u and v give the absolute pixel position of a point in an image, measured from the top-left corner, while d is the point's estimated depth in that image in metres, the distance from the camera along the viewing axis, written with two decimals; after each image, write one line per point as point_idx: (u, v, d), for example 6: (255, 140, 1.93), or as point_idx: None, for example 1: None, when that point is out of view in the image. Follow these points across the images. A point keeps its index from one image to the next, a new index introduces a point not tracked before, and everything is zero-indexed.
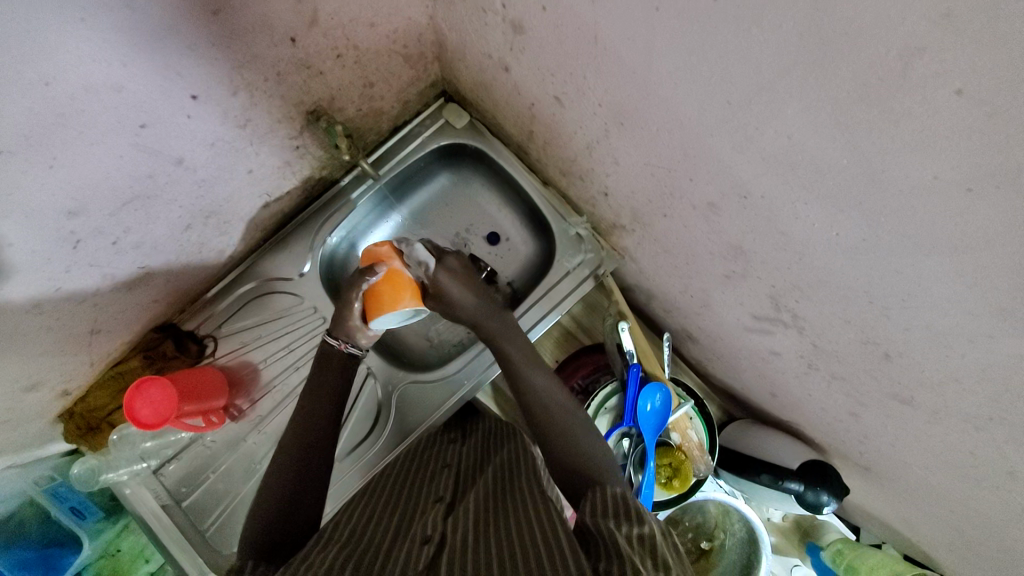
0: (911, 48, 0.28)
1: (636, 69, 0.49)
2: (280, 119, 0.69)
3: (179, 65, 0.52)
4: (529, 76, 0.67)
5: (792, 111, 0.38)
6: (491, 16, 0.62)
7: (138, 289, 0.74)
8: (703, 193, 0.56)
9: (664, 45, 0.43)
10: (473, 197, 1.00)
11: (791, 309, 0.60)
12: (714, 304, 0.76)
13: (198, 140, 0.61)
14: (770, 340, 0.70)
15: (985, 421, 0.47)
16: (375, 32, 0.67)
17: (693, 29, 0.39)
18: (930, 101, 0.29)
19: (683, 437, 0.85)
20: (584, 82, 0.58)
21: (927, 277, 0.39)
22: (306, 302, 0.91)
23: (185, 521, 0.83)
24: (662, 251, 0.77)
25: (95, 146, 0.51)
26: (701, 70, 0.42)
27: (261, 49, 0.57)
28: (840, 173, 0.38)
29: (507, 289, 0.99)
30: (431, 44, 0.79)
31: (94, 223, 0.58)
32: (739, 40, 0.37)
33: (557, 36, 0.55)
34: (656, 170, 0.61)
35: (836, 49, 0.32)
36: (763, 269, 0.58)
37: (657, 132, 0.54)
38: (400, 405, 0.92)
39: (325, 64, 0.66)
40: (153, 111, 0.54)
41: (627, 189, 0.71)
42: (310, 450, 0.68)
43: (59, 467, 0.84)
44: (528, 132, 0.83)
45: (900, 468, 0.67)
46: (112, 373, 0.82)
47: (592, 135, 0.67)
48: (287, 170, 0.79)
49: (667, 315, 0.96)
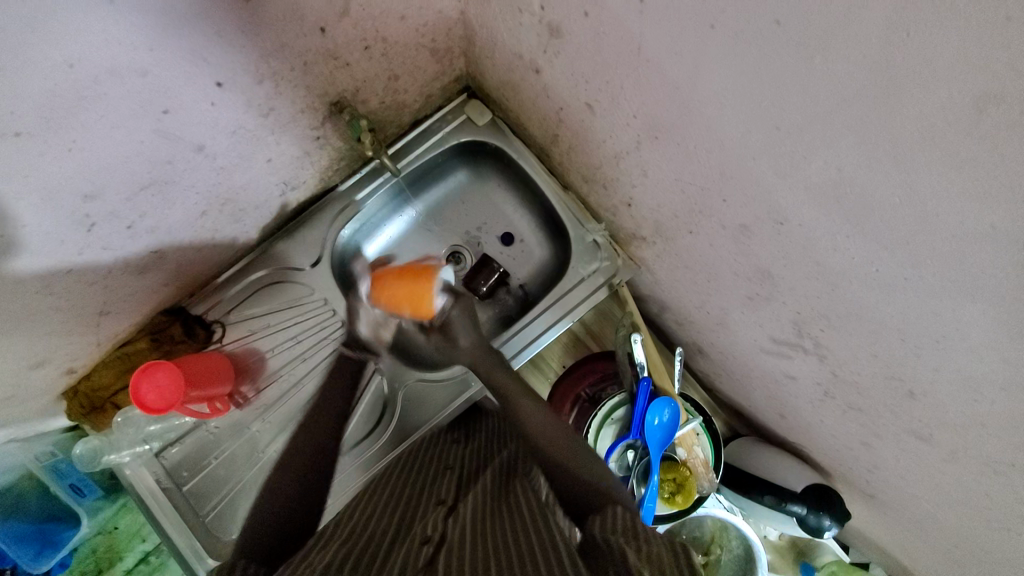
0: (990, 94, 0.27)
1: (679, 85, 0.47)
2: (302, 109, 0.67)
3: (207, 51, 0.50)
4: (562, 79, 0.64)
5: (846, 143, 0.36)
6: (527, 16, 0.60)
7: (149, 272, 0.73)
8: (735, 214, 0.54)
9: (713, 62, 0.42)
10: (489, 196, 0.99)
11: (815, 337, 0.59)
12: (732, 323, 0.75)
13: (219, 128, 0.60)
14: (787, 364, 0.69)
15: (1007, 468, 0.46)
16: (404, 25, 0.65)
17: (748, 50, 0.38)
18: (1002, 151, 0.28)
19: (689, 453, 0.84)
20: (619, 92, 0.56)
21: (966, 322, 0.38)
22: (317, 293, 0.90)
23: (185, 505, 0.83)
24: (683, 266, 0.75)
25: (116, 129, 0.49)
26: (752, 92, 0.40)
27: (290, 38, 0.55)
28: (889, 210, 0.37)
29: (519, 292, 0.98)
30: (460, 39, 0.77)
31: (109, 207, 0.57)
32: (799, 67, 0.35)
33: (597, 43, 0.53)
34: (687, 187, 0.59)
35: (906, 87, 0.30)
36: (789, 295, 0.57)
37: (692, 150, 0.53)
38: (405, 402, 0.91)
39: (353, 55, 0.64)
40: (176, 97, 0.52)
41: (652, 201, 0.69)
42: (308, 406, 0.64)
43: (62, 443, 0.84)
44: (553, 136, 0.80)
45: (908, 501, 0.66)
46: (118, 354, 0.81)
47: (621, 145, 0.64)
48: (306, 160, 0.77)
49: (679, 327, 0.95)
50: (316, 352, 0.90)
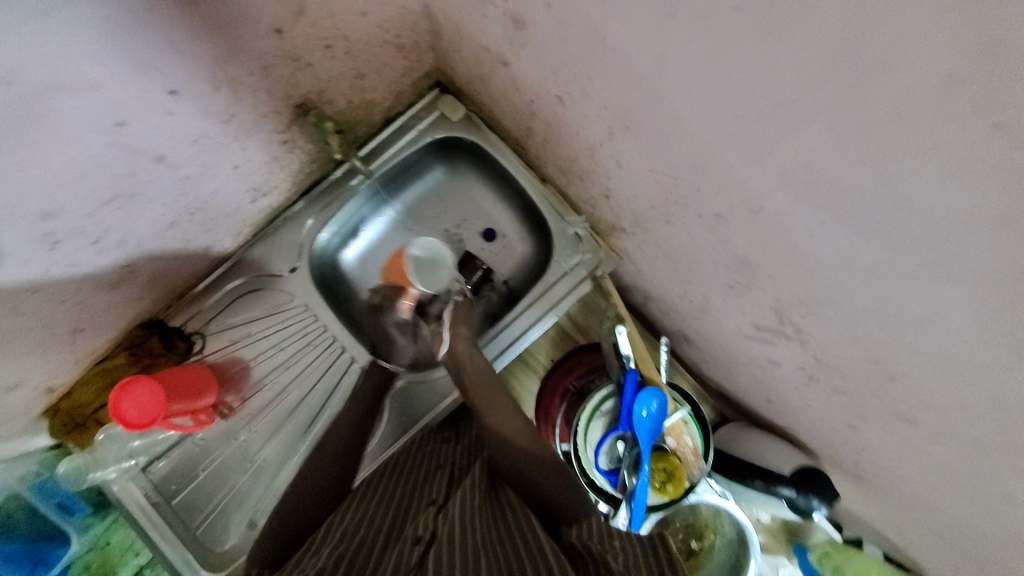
0: (949, 76, 0.26)
1: (646, 75, 0.46)
2: (266, 113, 0.65)
3: (158, 61, 0.48)
4: (530, 72, 0.63)
5: (813, 129, 0.35)
6: (491, 8, 0.58)
7: (122, 286, 0.71)
8: (709, 203, 0.54)
9: (676, 50, 0.40)
10: (468, 192, 0.98)
11: (795, 322, 0.59)
12: (714, 312, 0.75)
13: (179, 137, 0.58)
14: (771, 350, 0.69)
15: (988, 447, 0.46)
16: (367, 21, 0.62)
17: (709, 37, 0.37)
18: (964, 133, 0.27)
19: (678, 441, 0.83)
20: (587, 83, 0.55)
21: (940, 306, 0.38)
22: (297, 299, 0.89)
23: (175, 518, 0.83)
24: (663, 257, 0.75)
25: (70, 143, 0.47)
26: (717, 81, 0.39)
27: (246, 40, 0.53)
28: (859, 194, 0.36)
29: (503, 288, 0.97)
30: (427, 33, 0.74)
31: (72, 224, 0.55)
32: (760, 54, 0.34)
33: (561, 34, 0.51)
34: (661, 179, 0.58)
35: (867, 69, 0.29)
36: (768, 282, 0.57)
37: (664, 140, 0.51)
38: (394, 406, 0.89)
39: (315, 55, 0.62)
40: (130, 108, 0.50)
41: (629, 193, 0.67)
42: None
43: (47, 462, 0.85)
44: (528, 130, 0.79)
45: (895, 480, 0.67)
46: (98, 370, 0.80)
47: (594, 138, 0.63)
48: (276, 165, 0.75)
49: (664, 316, 0.95)
50: (300, 358, 0.89)
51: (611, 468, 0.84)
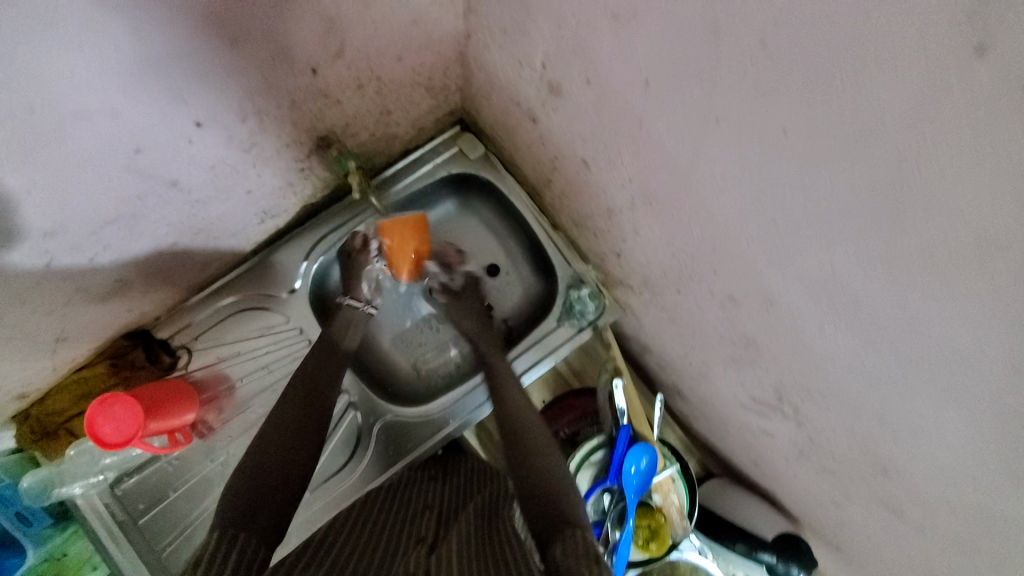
0: (990, 241, 0.27)
1: (680, 165, 0.47)
2: (288, 144, 0.64)
3: (188, 95, 0.47)
4: (558, 133, 0.63)
5: (843, 251, 0.36)
6: (528, 70, 0.58)
7: (113, 299, 0.68)
8: (724, 286, 0.54)
9: (714, 153, 0.41)
10: (476, 227, 0.98)
11: (793, 402, 0.60)
12: (713, 377, 0.76)
13: (196, 164, 0.56)
14: (766, 422, 0.70)
15: (976, 555, 0.47)
16: (401, 64, 0.62)
17: (750, 151, 0.38)
18: (995, 291, 0.28)
19: (664, 499, 0.83)
20: (616, 156, 0.55)
21: (947, 426, 0.39)
22: (292, 322, 0.87)
23: (141, 541, 0.77)
24: (668, 319, 0.75)
25: (81, 167, 0.45)
26: (752, 188, 0.40)
27: (280, 78, 0.53)
28: (879, 313, 0.37)
29: (501, 327, 0.96)
30: (456, 76, 0.75)
31: (70, 242, 0.53)
32: (801, 176, 0.35)
33: (598, 111, 0.52)
34: (678, 254, 0.59)
35: (905, 217, 0.30)
36: (773, 364, 0.58)
37: (687, 223, 0.52)
38: (381, 438, 0.86)
39: (345, 93, 0.61)
40: (151, 136, 0.48)
41: (642, 258, 0.68)
42: (280, 453, 0.61)
43: (6, 466, 0.75)
44: (546, 180, 0.79)
45: (875, 561, 0.68)
46: (76, 378, 0.77)
47: (615, 203, 0.63)
48: (289, 191, 0.74)
49: (659, 370, 0.96)
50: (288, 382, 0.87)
51: (595, 519, 0.83)
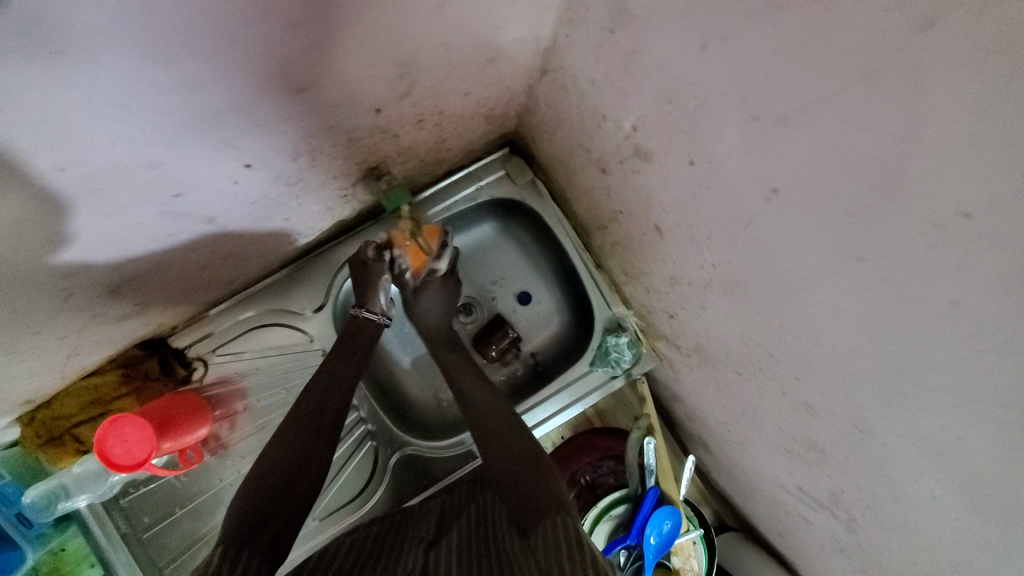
0: None
1: (786, 275, 0.41)
2: (336, 176, 0.58)
3: (237, 139, 0.42)
4: (632, 194, 0.58)
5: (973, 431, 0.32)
6: (611, 126, 0.53)
7: (131, 318, 0.63)
8: (802, 392, 0.50)
9: (837, 280, 0.36)
10: (513, 254, 0.92)
11: (852, 513, 0.54)
12: (753, 453, 0.72)
13: (237, 201, 0.51)
14: (806, 512, 0.66)
15: None
16: (466, 99, 0.56)
17: (888, 296, 0.33)
18: None
19: (683, 562, 0.80)
20: (702, 236, 0.50)
21: None
22: (314, 341, 0.82)
23: (145, 557, 0.75)
24: (715, 389, 0.71)
25: (112, 216, 0.41)
26: (875, 331, 0.36)
27: (340, 119, 0.47)
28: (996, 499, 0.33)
29: (529, 359, 0.92)
30: (519, 105, 0.68)
31: (91, 278, 0.48)
32: (948, 344, 0.31)
33: (694, 192, 0.47)
34: (750, 345, 0.54)
35: None
36: (835, 474, 0.54)
37: (772, 326, 0.48)
38: (397, 471, 0.83)
39: (404, 128, 0.55)
40: (192, 180, 0.44)
41: (701, 331, 0.64)
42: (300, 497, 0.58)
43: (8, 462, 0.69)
44: (600, 225, 0.74)
45: None
46: (85, 383, 0.71)
47: (684, 275, 0.58)
48: (328, 216, 0.69)
49: (689, 423, 0.92)
50: None
51: None
